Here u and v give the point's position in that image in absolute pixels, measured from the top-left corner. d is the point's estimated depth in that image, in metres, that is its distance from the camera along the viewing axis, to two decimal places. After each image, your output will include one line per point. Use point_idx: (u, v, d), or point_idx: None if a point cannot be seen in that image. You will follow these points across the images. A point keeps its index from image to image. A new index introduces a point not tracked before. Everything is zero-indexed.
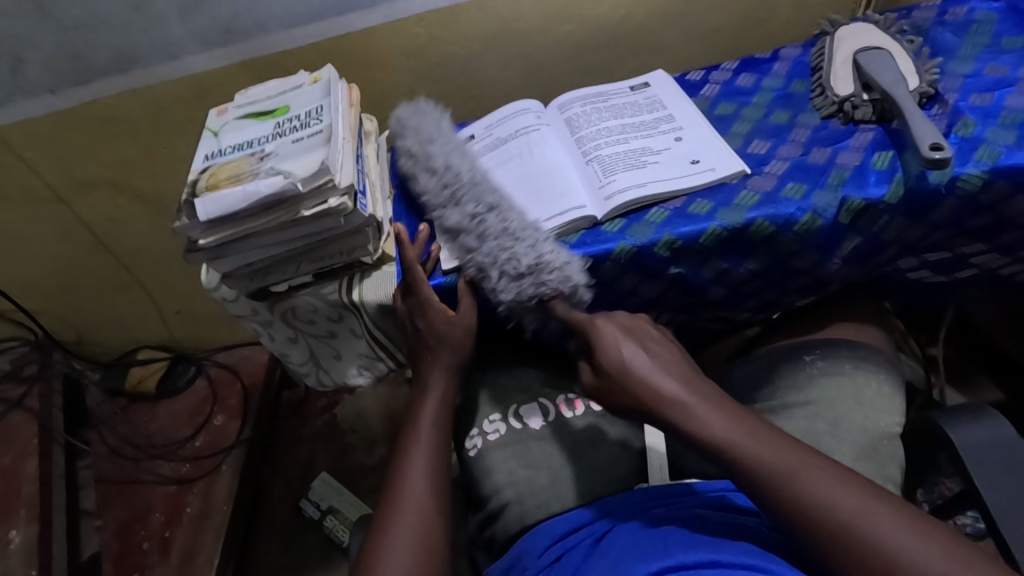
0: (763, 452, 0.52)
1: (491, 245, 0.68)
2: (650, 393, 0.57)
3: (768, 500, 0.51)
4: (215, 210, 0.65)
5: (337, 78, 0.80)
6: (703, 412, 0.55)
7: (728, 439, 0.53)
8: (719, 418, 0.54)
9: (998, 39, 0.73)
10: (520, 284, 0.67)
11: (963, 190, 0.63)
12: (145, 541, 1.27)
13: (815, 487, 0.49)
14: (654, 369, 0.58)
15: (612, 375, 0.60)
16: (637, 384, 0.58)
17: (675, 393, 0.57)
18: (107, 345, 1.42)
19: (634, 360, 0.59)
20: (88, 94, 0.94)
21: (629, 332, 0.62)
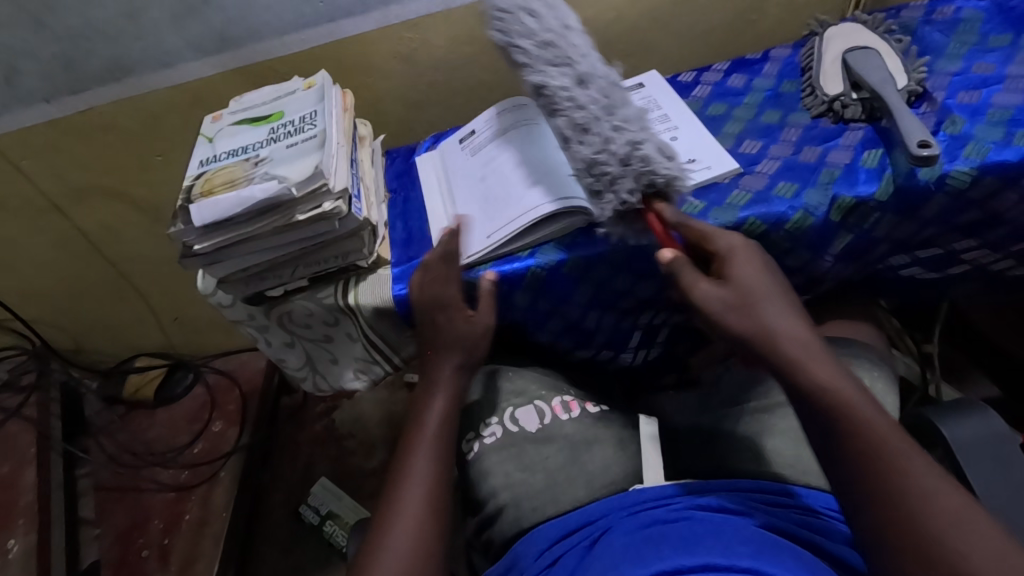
0: (872, 415, 0.51)
1: (594, 140, 0.64)
2: (761, 321, 0.56)
3: (847, 454, 0.50)
4: (210, 216, 0.65)
5: (331, 83, 0.80)
6: (817, 359, 0.54)
7: (841, 386, 0.52)
8: (836, 374, 0.53)
9: (985, 37, 0.74)
10: (619, 181, 0.63)
11: (952, 187, 0.64)
12: (144, 549, 1.27)
13: (902, 468, 0.48)
14: (773, 305, 0.57)
15: (720, 299, 0.58)
16: (749, 309, 0.57)
17: (790, 334, 0.56)
18: (105, 352, 1.42)
19: (757, 290, 0.58)
20: (83, 103, 0.95)
21: (756, 263, 0.60)
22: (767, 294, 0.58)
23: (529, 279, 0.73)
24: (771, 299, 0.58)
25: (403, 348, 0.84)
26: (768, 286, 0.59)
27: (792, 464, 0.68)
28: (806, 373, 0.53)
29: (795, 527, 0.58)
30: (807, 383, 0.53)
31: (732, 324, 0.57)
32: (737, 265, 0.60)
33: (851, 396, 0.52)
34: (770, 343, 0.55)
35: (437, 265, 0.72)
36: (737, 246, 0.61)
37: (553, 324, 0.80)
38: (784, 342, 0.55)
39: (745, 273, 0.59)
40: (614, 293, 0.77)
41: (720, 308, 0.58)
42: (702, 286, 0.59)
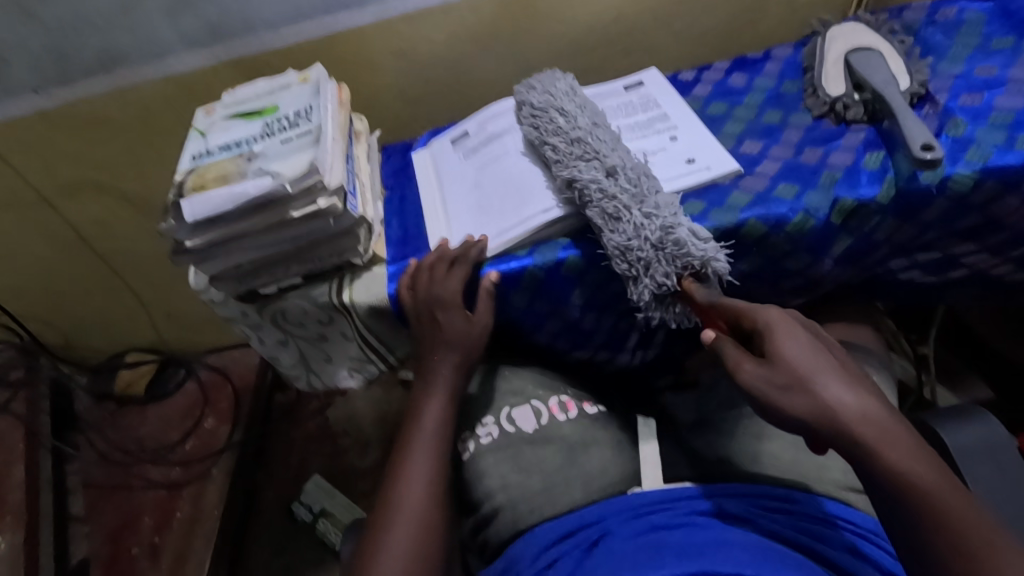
0: (954, 506, 0.46)
1: (627, 226, 0.64)
2: (830, 410, 0.49)
3: (937, 555, 0.45)
4: (202, 212, 0.64)
5: (326, 77, 0.79)
6: (888, 443, 0.48)
7: (918, 477, 0.47)
8: (911, 456, 0.47)
9: (988, 39, 0.74)
10: (656, 266, 0.64)
11: (954, 190, 0.63)
12: (134, 546, 1.26)
13: (1001, 567, 0.43)
14: (833, 384, 0.50)
15: (775, 386, 0.51)
16: (812, 397, 0.49)
17: (856, 417, 0.48)
18: (96, 348, 1.40)
19: (817, 368, 0.50)
20: (73, 94, 0.93)
21: (802, 335, 0.53)
22: (824, 371, 0.50)
23: (526, 279, 0.72)
24: (831, 377, 0.50)
25: (398, 347, 0.83)
26: (822, 359, 0.51)
27: (790, 469, 0.68)
28: (884, 463, 0.47)
29: (796, 533, 0.58)
30: (881, 473, 0.47)
31: (796, 411, 0.50)
32: (786, 339, 0.52)
33: (933, 484, 0.46)
34: (836, 431, 0.49)
35: (439, 264, 0.71)
36: (779, 317, 0.55)
37: (550, 324, 0.80)
38: (852, 427, 0.48)
39: (796, 349, 0.52)
40: (612, 294, 0.76)
41: (775, 396, 0.51)
42: (750, 372, 0.52)
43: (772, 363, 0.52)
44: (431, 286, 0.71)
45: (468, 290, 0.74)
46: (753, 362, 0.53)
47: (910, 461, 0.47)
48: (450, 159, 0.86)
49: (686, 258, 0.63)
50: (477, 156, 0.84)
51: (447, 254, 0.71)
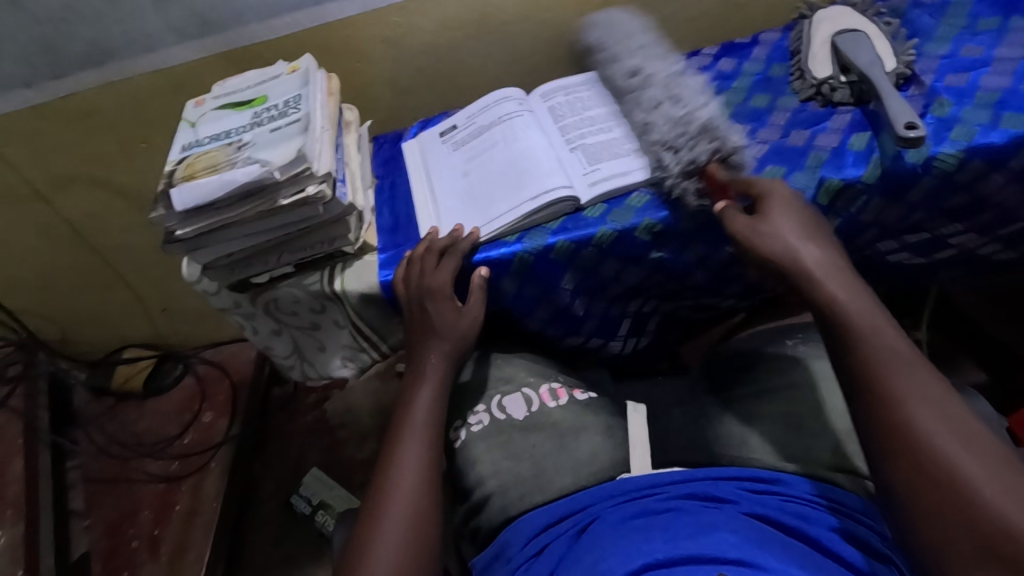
0: (890, 339, 0.53)
1: (658, 127, 0.71)
2: (791, 251, 0.59)
3: (860, 369, 0.53)
4: (191, 200, 0.65)
5: (316, 67, 0.79)
6: (843, 285, 0.57)
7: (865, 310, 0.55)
8: (867, 300, 0.56)
9: (974, 20, 0.74)
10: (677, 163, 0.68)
11: (940, 169, 0.64)
12: (134, 539, 1.27)
13: (910, 383, 0.50)
14: (805, 237, 0.60)
15: (752, 228, 0.61)
16: (778, 241, 0.60)
17: (819, 261, 0.58)
18: (93, 343, 1.41)
19: (789, 226, 0.60)
20: (64, 88, 0.93)
21: (792, 201, 0.63)
22: (800, 229, 0.61)
23: (517, 264, 0.73)
24: (802, 234, 0.60)
25: (390, 335, 0.83)
26: (802, 222, 0.61)
27: (780, 452, 0.69)
28: (837, 295, 0.56)
29: (782, 514, 0.59)
30: (825, 304, 0.56)
31: (762, 246, 0.60)
32: (772, 204, 0.62)
33: (874, 320, 0.54)
34: (798, 271, 0.58)
35: (429, 256, 0.72)
36: (777, 185, 0.64)
37: (541, 311, 0.80)
38: (812, 270, 0.58)
39: (780, 209, 0.62)
40: (602, 279, 0.77)
41: (753, 235, 0.61)
42: (738, 220, 0.62)
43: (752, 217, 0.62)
44: (422, 277, 0.71)
45: (461, 278, 0.75)
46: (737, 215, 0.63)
47: (857, 299, 0.56)
48: (438, 152, 0.86)
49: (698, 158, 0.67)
50: (467, 148, 0.84)
51: (436, 244, 0.72)
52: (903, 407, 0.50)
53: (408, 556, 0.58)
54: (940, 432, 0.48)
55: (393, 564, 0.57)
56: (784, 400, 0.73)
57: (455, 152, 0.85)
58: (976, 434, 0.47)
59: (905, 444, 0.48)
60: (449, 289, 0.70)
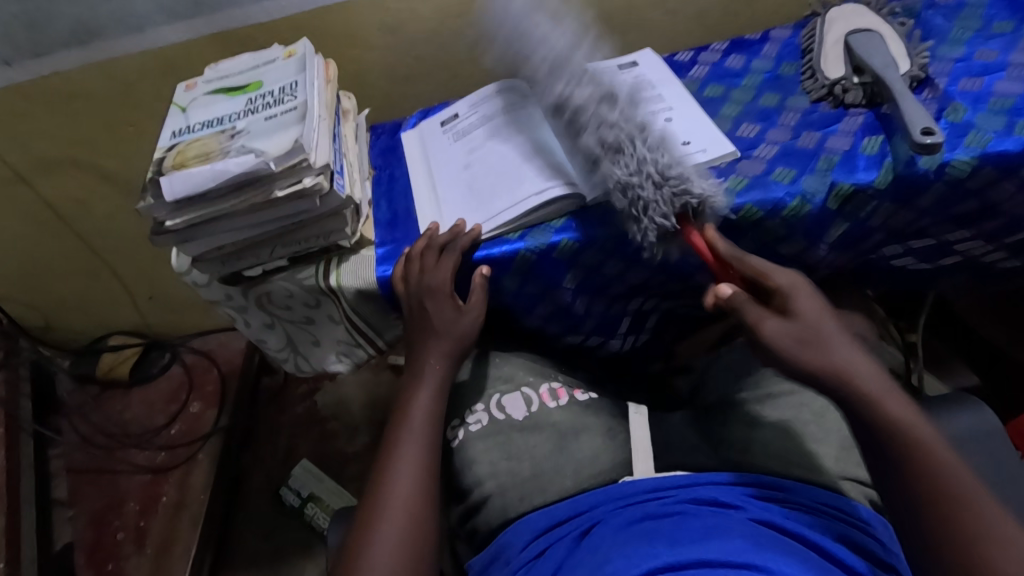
0: (903, 416, 0.54)
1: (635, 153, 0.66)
2: (821, 356, 0.57)
3: (919, 494, 0.52)
4: (182, 189, 0.62)
5: (312, 52, 0.76)
6: (892, 399, 0.55)
7: (875, 387, 0.56)
8: (879, 383, 0.56)
9: (988, 23, 0.72)
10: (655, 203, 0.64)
11: (952, 176, 0.63)
12: (119, 531, 1.25)
13: (968, 505, 0.50)
14: (839, 343, 0.57)
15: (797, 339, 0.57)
16: (811, 351, 0.57)
17: (863, 373, 0.56)
18: (77, 330, 1.37)
19: (823, 327, 0.58)
20: (48, 67, 0.89)
21: (817, 299, 0.60)
22: (834, 333, 0.58)
23: (518, 262, 0.71)
24: (832, 335, 0.58)
25: (386, 331, 0.81)
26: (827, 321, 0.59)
27: (782, 457, 0.68)
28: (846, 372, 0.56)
29: (788, 520, 0.59)
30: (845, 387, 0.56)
31: (800, 360, 0.57)
32: (800, 298, 0.59)
33: (930, 440, 0.53)
34: (846, 384, 0.56)
35: (428, 254, 0.70)
36: (796, 280, 0.61)
37: (542, 309, 0.78)
38: (853, 380, 0.56)
39: (810, 309, 0.59)
40: (605, 278, 0.75)
41: (793, 348, 0.57)
42: (771, 327, 0.58)
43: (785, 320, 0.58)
44: (422, 276, 0.69)
45: (462, 277, 0.73)
46: (768, 316, 0.59)
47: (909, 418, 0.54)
48: (435, 142, 0.84)
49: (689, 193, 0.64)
50: (467, 138, 0.81)
51: (436, 241, 0.70)
52: (969, 531, 0.49)
53: (406, 560, 0.57)
54: (989, 537, 0.49)
55: (389, 569, 0.56)
56: (787, 405, 0.72)
57: (455, 142, 0.82)
58: (1003, 524, 0.49)
59: (956, 553, 0.49)
60: (450, 288, 0.69)
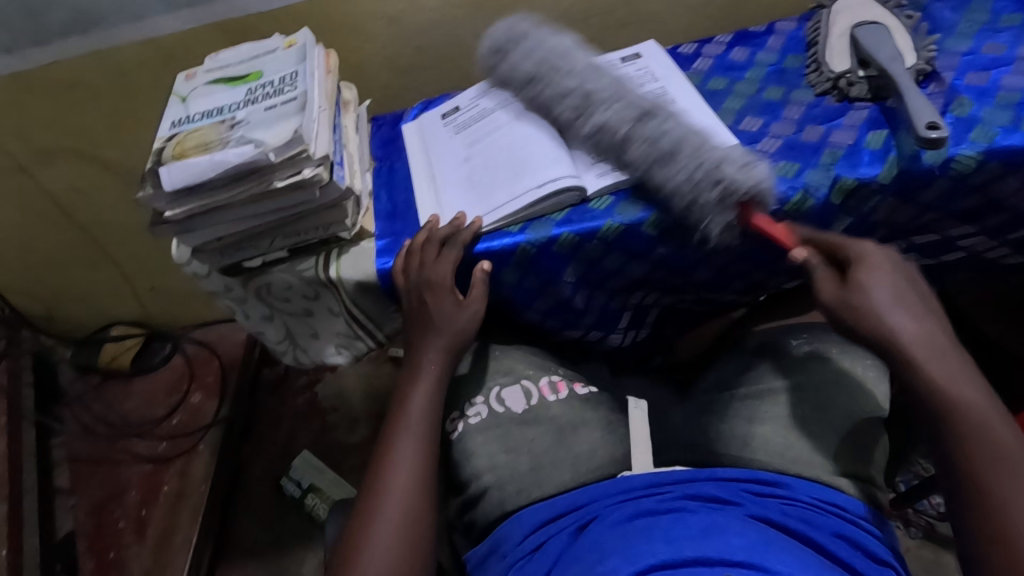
0: (947, 381, 0.55)
1: (679, 160, 0.64)
2: (880, 326, 0.56)
3: (951, 453, 0.54)
4: (181, 179, 0.62)
5: (313, 42, 0.75)
6: (940, 364, 0.55)
7: (917, 343, 0.56)
8: (934, 352, 0.56)
9: (997, 16, 0.71)
10: (709, 205, 0.63)
11: (957, 170, 0.62)
12: (121, 520, 1.25)
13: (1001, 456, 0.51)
14: (907, 312, 0.57)
15: (857, 298, 0.57)
16: (869, 315, 0.57)
17: (916, 332, 0.56)
18: (79, 321, 1.38)
19: (887, 298, 0.57)
20: (47, 56, 0.89)
21: (890, 270, 0.59)
22: (898, 303, 0.57)
23: (519, 255, 0.71)
24: (899, 304, 0.57)
25: (386, 323, 0.81)
26: (897, 292, 0.58)
27: (782, 453, 0.67)
28: (897, 331, 0.56)
29: (786, 517, 0.59)
30: (884, 340, 0.57)
31: (853, 324, 0.58)
32: (870, 267, 0.58)
33: (974, 404, 0.54)
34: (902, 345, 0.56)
35: (429, 246, 0.69)
36: (872, 250, 0.60)
37: (542, 302, 0.78)
38: (906, 345, 0.56)
39: (879, 276, 0.58)
40: (605, 272, 0.75)
41: (844, 316, 0.58)
42: (826, 292, 0.60)
43: (846, 288, 0.59)
44: (422, 269, 0.69)
45: (463, 270, 0.72)
46: (832, 286, 0.60)
47: (961, 394, 0.54)
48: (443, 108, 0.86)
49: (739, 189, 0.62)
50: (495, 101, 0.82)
51: (437, 234, 0.69)
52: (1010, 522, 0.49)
53: (402, 555, 0.57)
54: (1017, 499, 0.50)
55: (385, 563, 0.57)
56: (788, 402, 0.71)
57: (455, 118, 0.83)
58: None
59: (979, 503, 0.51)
60: (450, 282, 0.68)
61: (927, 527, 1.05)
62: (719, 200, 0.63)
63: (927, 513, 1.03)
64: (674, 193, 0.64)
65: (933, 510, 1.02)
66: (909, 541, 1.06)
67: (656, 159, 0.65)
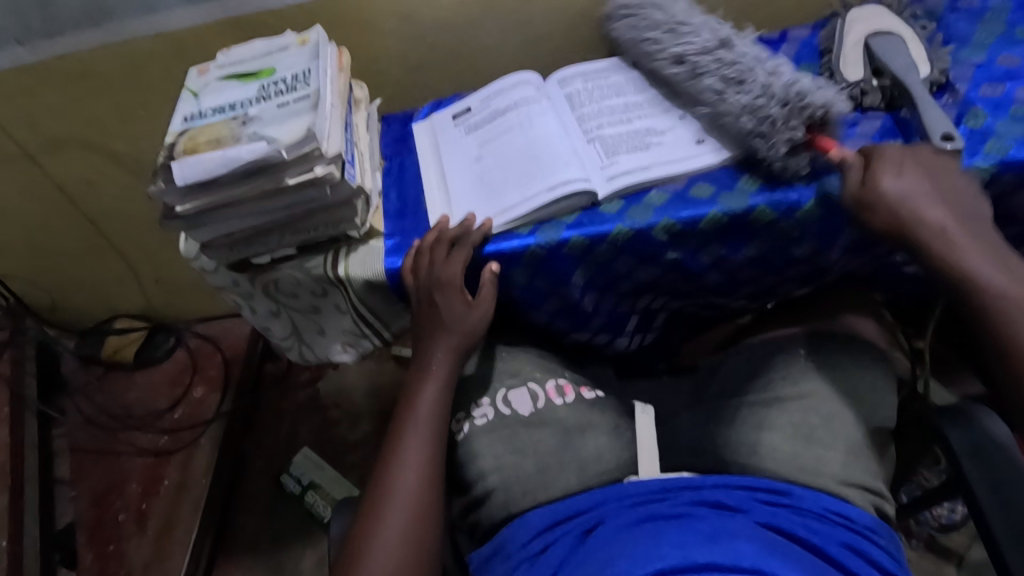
0: (986, 272, 0.56)
1: (755, 84, 0.69)
2: (914, 217, 0.58)
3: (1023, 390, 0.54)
4: (193, 175, 0.62)
5: (326, 40, 0.75)
6: (975, 244, 0.57)
7: (951, 233, 0.58)
8: (972, 243, 0.57)
9: (1012, 28, 0.71)
10: (782, 123, 0.66)
11: (971, 183, 0.62)
12: (122, 512, 1.25)
13: None
14: (938, 206, 0.58)
15: (885, 190, 0.59)
16: (904, 209, 0.58)
17: (954, 216, 0.58)
18: (84, 311, 1.38)
19: (918, 190, 0.58)
20: (59, 47, 0.89)
21: (914, 165, 0.60)
22: (932, 197, 0.58)
23: (528, 257, 0.71)
24: (934, 196, 0.59)
25: (393, 322, 0.81)
26: (924, 183, 0.59)
27: (788, 462, 0.67)
28: (931, 223, 0.58)
29: (792, 525, 0.59)
30: (923, 231, 0.58)
31: (890, 214, 0.59)
32: (892, 166, 0.59)
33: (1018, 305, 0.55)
34: (937, 236, 0.58)
35: (439, 246, 0.69)
36: (892, 149, 0.61)
37: (549, 305, 0.78)
38: (938, 233, 0.58)
39: (905, 171, 0.59)
40: (614, 275, 0.75)
41: (877, 206, 0.59)
42: (861, 188, 0.60)
43: (873, 186, 0.60)
44: (432, 268, 0.69)
45: (471, 271, 0.72)
46: (861, 181, 0.61)
47: (994, 273, 0.56)
48: None
49: (810, 108, 0.66)
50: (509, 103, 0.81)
51: (447, 234, 0.69)
52: None
53: (408, 557, 0.57)
54: None
55: (392, 564, 0.57)
56: (794, 410, 0.71)
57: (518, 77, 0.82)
58: None
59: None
60: (460, 282, 0.68)
61: (928, 538, 1.06)
62: (789, 116, 0.66)
63: (931, 525, 1.03)
64: (745, 109, 0.68)
65: (936, 522, 1.03)
66: (910, 551, 1.06)
67: (728, 88, 0.71)
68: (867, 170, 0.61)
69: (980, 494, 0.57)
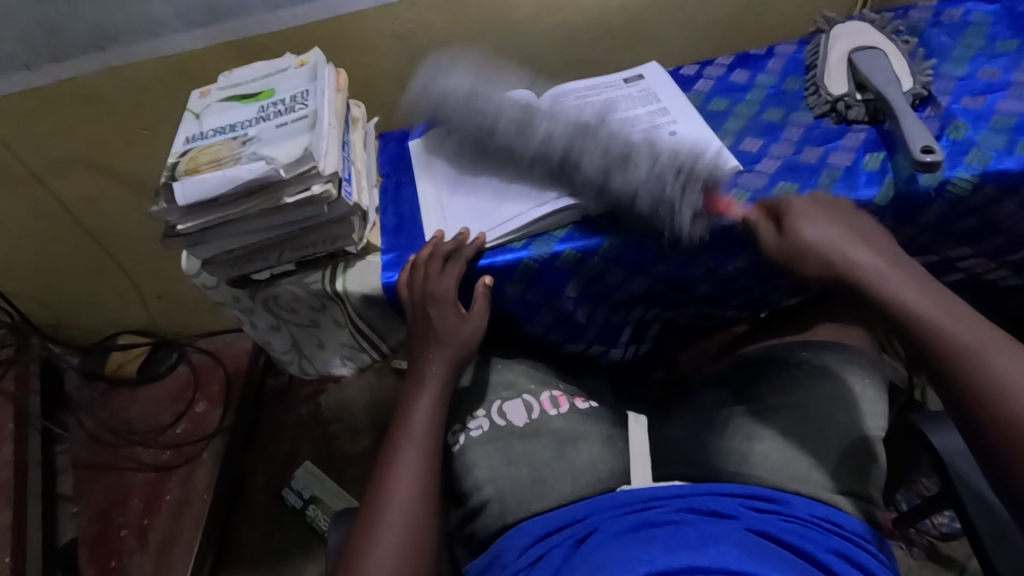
0: (914, 298, 0.57)
1: (641, 162, 0.67)
2: (832, 259, 0.59)
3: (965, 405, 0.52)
4: (195, 194, 0.63)
5: (324, 62, 0.77)
6: (909, 283, 0.58)
7: (874, 267, 0.59)
8: (895, 275, 0.58)
9: (992, 42, 0.73)
10: (681, 197, 0.65)
11: (952, 193, 0.63)
12: (123, 528, 1.26)
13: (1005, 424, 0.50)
14: (854, 245, 0.60)
15: (800, 240, 0.60)
16: (818, 254, 0.60)
17: (873, 253, 0.59)
18: (87, 328, 1.39)
19: (829, 234, 0.60)
20: (66, 70, 0.91)
21: (820, 212, 0.62)
22: (844, 239, 0.60)
23: (522, 270, 0.72)
24: (846, 235, 0.60)
25: (391, 335, 0.82)
26: (834, 226, 0.61)
27: (779, 469, 0.67)
28: (852, 261, 0.59)
29: (782, 532, 0.59)
30: (847, 271, 0.59)
31: (810, 262, 0.60)
32: (802, 216, 0.61)
33: (950, 326, 0.55)
34: (862, 272, 0.59)
35: (433, 261, 0.70)
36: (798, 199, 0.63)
37: (544, 316, 0.79)
38: (858, 271, 0.59)
39: (813, 220, 0.61)
40: (606, 287, 0.76)
41: (794, 259, 0.61)
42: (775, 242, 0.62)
43: (786, 237, 0.61)
44: (426, 282, 0.70)
45: (465, 284, 0.74)
46: (774, 236, 0.62)
47: (918, 299, 0.57)
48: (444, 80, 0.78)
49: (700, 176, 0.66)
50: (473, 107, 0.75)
51: (441, 249, 0.70)
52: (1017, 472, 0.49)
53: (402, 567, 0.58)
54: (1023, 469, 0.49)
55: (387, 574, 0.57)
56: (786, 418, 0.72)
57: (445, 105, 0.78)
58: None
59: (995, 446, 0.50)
60: (453, 296, 0.70)
61: (929, 547, 1.06)
62: (687, 188, 0.65)
63: (931, 533, 1.04)
64: (640, 191, 0.66)
65: (936, 531, 1.04)
66: (911, 561, 1.06)
67: (614, 167, 0.67)
68: (778, 224, 0.63)
69: (969, 501, 0.57)
